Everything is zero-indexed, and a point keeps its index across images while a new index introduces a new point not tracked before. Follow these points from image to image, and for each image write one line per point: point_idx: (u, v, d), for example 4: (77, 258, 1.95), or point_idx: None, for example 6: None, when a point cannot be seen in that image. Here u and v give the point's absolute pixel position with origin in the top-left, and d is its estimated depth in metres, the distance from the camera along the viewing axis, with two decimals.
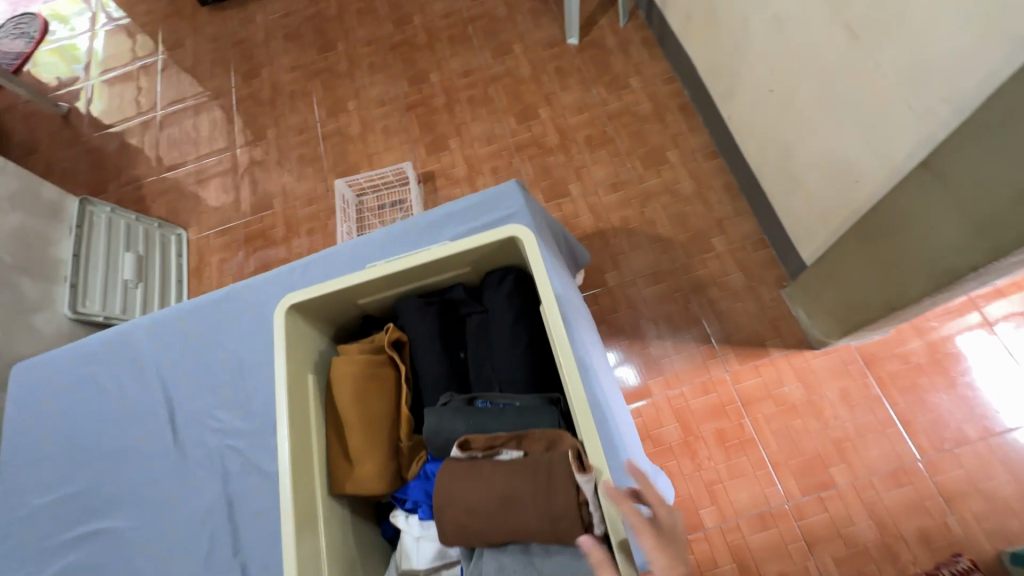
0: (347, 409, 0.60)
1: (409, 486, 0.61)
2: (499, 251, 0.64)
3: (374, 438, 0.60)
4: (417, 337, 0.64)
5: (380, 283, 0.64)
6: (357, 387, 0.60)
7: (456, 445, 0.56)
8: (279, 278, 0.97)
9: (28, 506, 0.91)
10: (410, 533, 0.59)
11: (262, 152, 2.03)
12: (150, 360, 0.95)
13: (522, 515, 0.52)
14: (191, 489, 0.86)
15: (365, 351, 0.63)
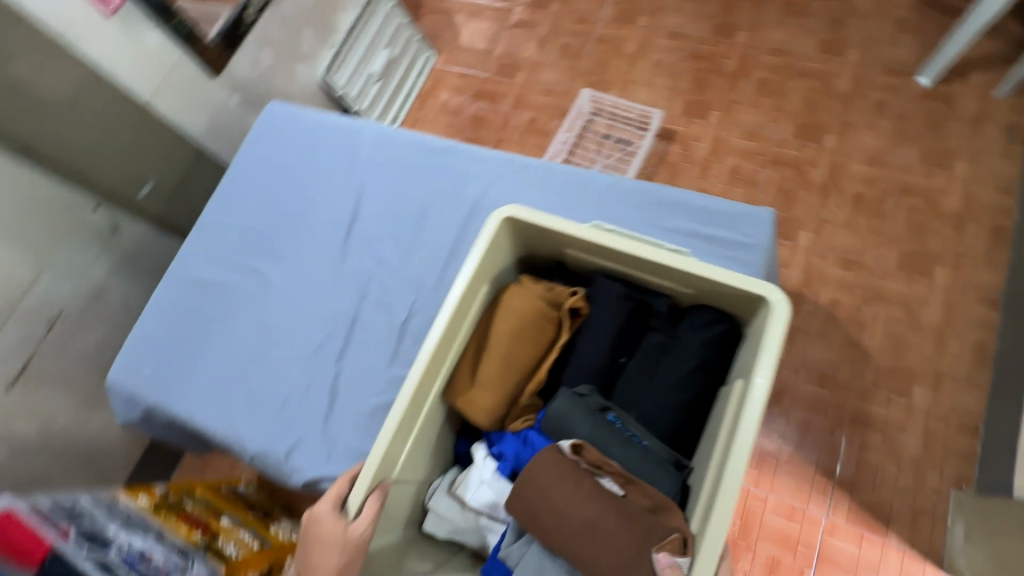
0: (497, 339, 0.59)
1: (504, 436, 0.60)
2: (733, 296, 0.55)
3: (503, 377, 0.59)
4: (595, 318, 0.60)
5: (598, 247, 0.59)
6: (517, 325, 0.59)
7: (568, 442, 0.54)
8: (496, 164, 0.97)
9: (225, 212, 1.07)
10: (479, 470, 0.61)
11: (536, 22, 1.98)
12: (363, 164, 1.04)
13: (593, 551, 0.49)
14: (334, 286, 0.95)
15: (544, 298, 0.60)
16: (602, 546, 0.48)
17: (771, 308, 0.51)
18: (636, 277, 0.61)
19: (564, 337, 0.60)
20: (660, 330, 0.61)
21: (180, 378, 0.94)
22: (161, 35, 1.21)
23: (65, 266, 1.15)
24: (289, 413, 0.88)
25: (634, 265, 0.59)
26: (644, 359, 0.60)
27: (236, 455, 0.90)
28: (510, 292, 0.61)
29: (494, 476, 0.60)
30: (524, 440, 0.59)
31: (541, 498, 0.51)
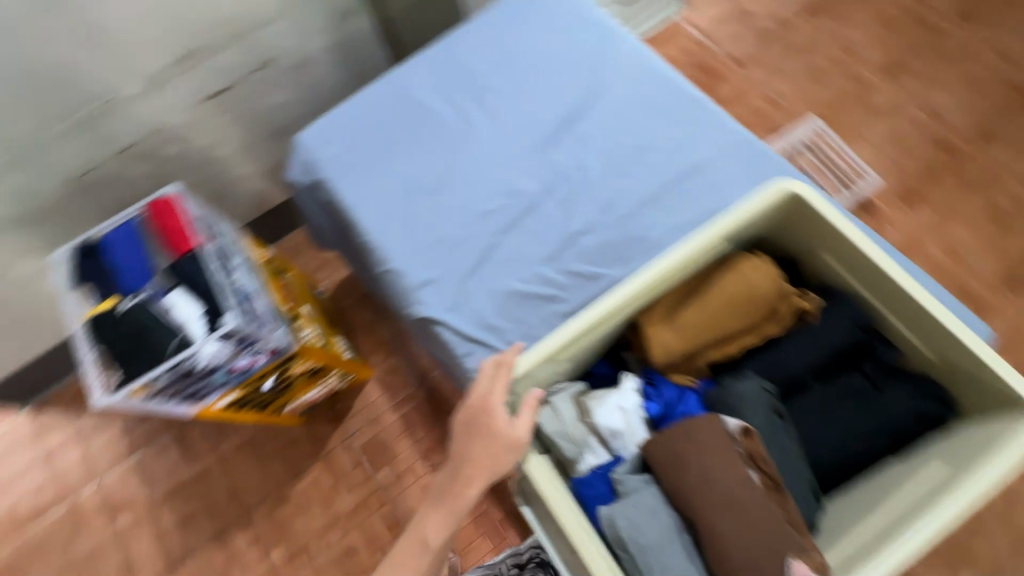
0: (712, 296, 0.59)
1: (662, 383, 0.61)
2: (977, 387, 0.52)
3: (697, 332, 0.59)
4: (814, 329, 0.58)
5: (867, 269, 0.56)
6: (739, 295, 0.58)
7: (737, 422, 0.53)
8: (736, 140, 0.93)
9: (460, 43, 1.06)
10: (620, 397, 0.61)
11: (801, 24, 1.81)
12: (608, 70, 1.00)
13: (721, 528, 0.50)
14: (527, 167, 0.95)
15: (779, 284, 0.58)
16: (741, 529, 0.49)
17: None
18: (872, 314, 0.58)
19: (772, 330, 0.59)
20: (868, 374, 0.58)
21: (357, 169, 0.98)
22: None
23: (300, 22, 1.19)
24: (436, 253, 0.91)
25: (884, 301, 0.56)
26: (834, 392, 0.58)
27: (372, 261, 0.94)
28: (746, 261, 0.60)
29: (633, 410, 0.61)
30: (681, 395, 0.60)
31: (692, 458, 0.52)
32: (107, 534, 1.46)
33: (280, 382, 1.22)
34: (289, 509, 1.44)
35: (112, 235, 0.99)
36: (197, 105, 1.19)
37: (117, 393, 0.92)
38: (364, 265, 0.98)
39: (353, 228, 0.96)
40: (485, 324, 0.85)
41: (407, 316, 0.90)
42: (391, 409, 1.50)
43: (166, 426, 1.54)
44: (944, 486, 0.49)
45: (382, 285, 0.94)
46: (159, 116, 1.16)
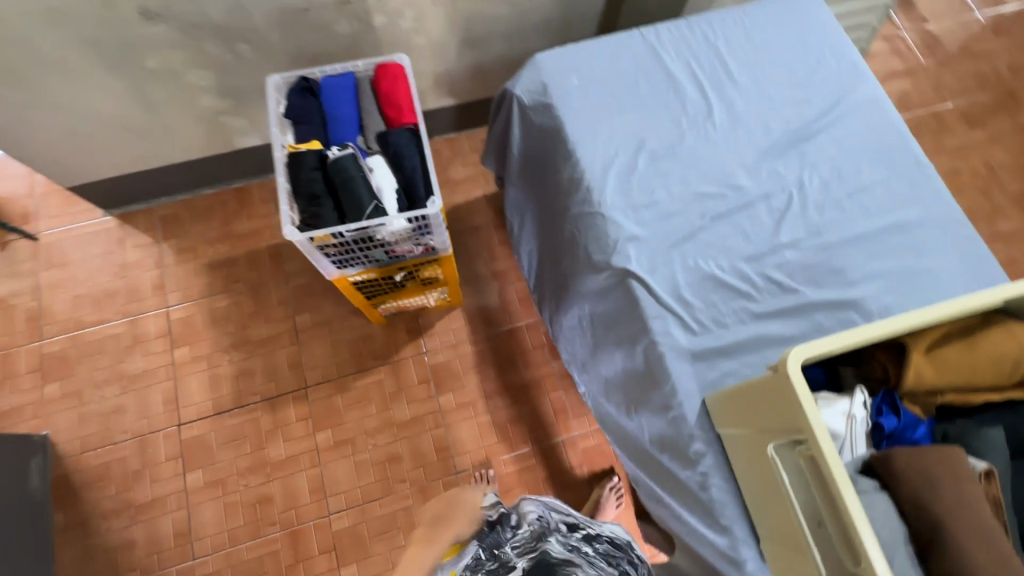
0: (982, 347, 0.62)
1: (898, 407, 0.64)
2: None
3: (954, 375, 0.62)
4: None
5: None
6: (1007, 354, 0.61)
7: (984, 465, 0.57)
8: (949, 213, 0.96)
9: (714, 26, 1.06)
10: (850, 408, 0.64)
11: (953, 131, 1.87)
12: (847, 105, 1.02)
13: (960, 546, 0.53)
14: (751, 167, 0.97)
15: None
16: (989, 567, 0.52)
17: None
18: None
19: (1018, 395, 0.63)
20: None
21: (589, 108, 0.98)
22: None
23: None
24: (647, 214, 0.93)
25: None
26: None
27: (577, 198, 0.96)
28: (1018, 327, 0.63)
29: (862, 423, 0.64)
30: (915, 423, 0.63)
31: (941, 489, 0.55)
32: (164, 362, 1.46)
33: (404, 278, 1.22)
34: (347, 399, 1.45)
35: (334, 81, 0.99)
36: None
37: (302, 232, 0.90)
38: (561, 199, 0.99)
39: (569, 162, 0.97)
40: (679, 295, 0.88)
41: (601, 262, 0.92)
42: (469, 342, 1.51)
43: (247, 280, 1.53)
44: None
45: (579, 224, 0.96)
46: None
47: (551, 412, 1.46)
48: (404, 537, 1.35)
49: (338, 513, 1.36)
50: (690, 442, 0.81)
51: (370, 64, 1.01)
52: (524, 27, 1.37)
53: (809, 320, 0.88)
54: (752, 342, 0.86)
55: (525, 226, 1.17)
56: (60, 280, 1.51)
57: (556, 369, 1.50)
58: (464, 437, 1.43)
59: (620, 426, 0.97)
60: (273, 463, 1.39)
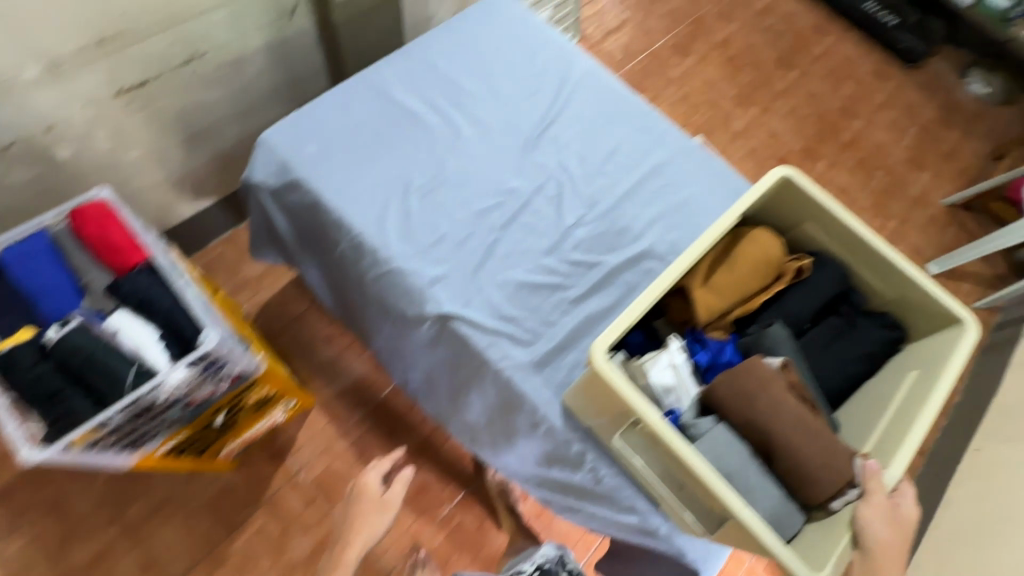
0: (739, 261, 0.70)
1: (704, 339, 0.71)
2: (927, 312, 0.70)
3: (730, 292, 0.70)
4: (812, 283, 0.72)
5: (840, 228, 0.72)
6: (758, 258, 0.71)
7: (778, 361, 0.65)
8: (685, 146, 1.10)
9: (429, 48, 1.07)
10: (670, 357, 0.69)
11: (672, 63, 2.18)
12: (571, 82, 1.10)
13: (791, 440, 0.60)
14: (516, 167, 1.00)
15: (782, 249, 0.72)
16: (817, 451, 0.59)
17: (962, 327, 0.67)
18: (847, 266, 0.75)
19: (781, 286, 0.72)
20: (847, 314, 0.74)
21: (340, 168, 0.93)
22: None
23: (236, 17, 1.09)
24: (440, 250, 0.90)
25: (858, 254, 0.73)
26: (829, 333, 0.72)
27: (366, 263, 0.90)
28: (756, 232, 0.73)
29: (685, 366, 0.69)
30: (722, 346, 0.70)
31: (758, 402, 0.61)
32: None
33: (229, 417, 1.05)
34: (231, 567, 1.23)
35: (17, 248, 0.80)
36: (102, 98, 1.01)
37: (48, 448, 0.72)
38: (351, 268, 0.92)
39: (341, 230, 0.91)
40: (501, 315, 0.87)
41: (415, 316, 0.87)
42: (342, 436, 1.38)
43: (41, 500, 1.22)
44: (928, 387, 0.64)
45: (379, 287, 0.90)
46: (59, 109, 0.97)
47: (455, 460, 1.40)
48: None
49: None
50: (569, 447, 0.82)
51: (64, 213, 0.84)
52: (250, 102, 1.26)
53: (619, 283, 0.94)
54: (581, 328, 0.89)
55: (335, 306, 1.07)
56: None
57: None
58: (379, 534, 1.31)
59: (507, 459, 0.94)
60: None
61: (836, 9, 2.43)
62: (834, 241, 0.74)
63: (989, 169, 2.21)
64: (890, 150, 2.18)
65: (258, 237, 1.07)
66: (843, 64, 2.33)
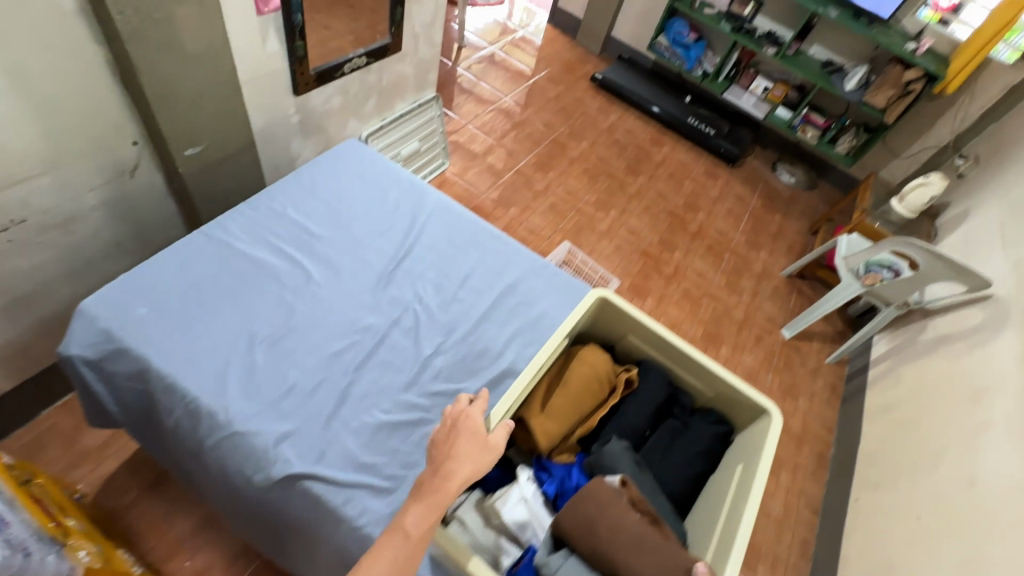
0: (573, 382, 0.78)
1: (551, 466, 0.74)
2: (741, 405, 0.78)
3: (567, 413, 0.76)
4: (642, 392, 0.80)
5: (656, 338, 0.82)
6: (587, 377, 0.78)
7: (617, 478, 0.67)
8: (534, 263, 1.19)
9: (278, 198, 1.10)
10: (522, 490, 0.69)
11: (537, 178, 2.42)
12: (423, 217, 1.18)
13: (632, 563, 0.60)
14: (370, 304, 1.02)
15: (611, 363, 0.81)
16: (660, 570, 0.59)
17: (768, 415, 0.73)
18: (673, 370, 0.83)
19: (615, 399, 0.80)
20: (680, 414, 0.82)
21: (174, 329, 0.88)
22: (282, 46, 1.27)
23: (62, 181, 1.05)
24: (287, 403, 0.86)
25: (677, 359, 0.82)
26: (665, 437, 0.80)
27: (204, 428, 0.83)
28: (586, 350, 0.81)
29: (538, 498, 0.70)
30: (568, 472, 0.73)
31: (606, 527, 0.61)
32: None
33: None
34: None
35: None
36: None
37: None
38: (189, 437, 0.84)
39: (175, 396, 0.84)
40: (360, 463, 0.83)
41: (262, 482, 0.80)
42: None
43: None
44: (746, 483, 0.68)
45: (220, 454, 0.82)
46: None
47: None
48: None
49: None
50: None
51: None
52: (85, 258, 1.18)
53: None
54: None
55: (181, 475, 0.96)
56: None
57: None
58: None
59: None
60: None
61: (666, 125, 2.89)
62: (656, 350, 0.83)
63: (810, 242, 2.62)
64: (731, 234, 2.52)
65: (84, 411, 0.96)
66: (680, 167, 2.74)
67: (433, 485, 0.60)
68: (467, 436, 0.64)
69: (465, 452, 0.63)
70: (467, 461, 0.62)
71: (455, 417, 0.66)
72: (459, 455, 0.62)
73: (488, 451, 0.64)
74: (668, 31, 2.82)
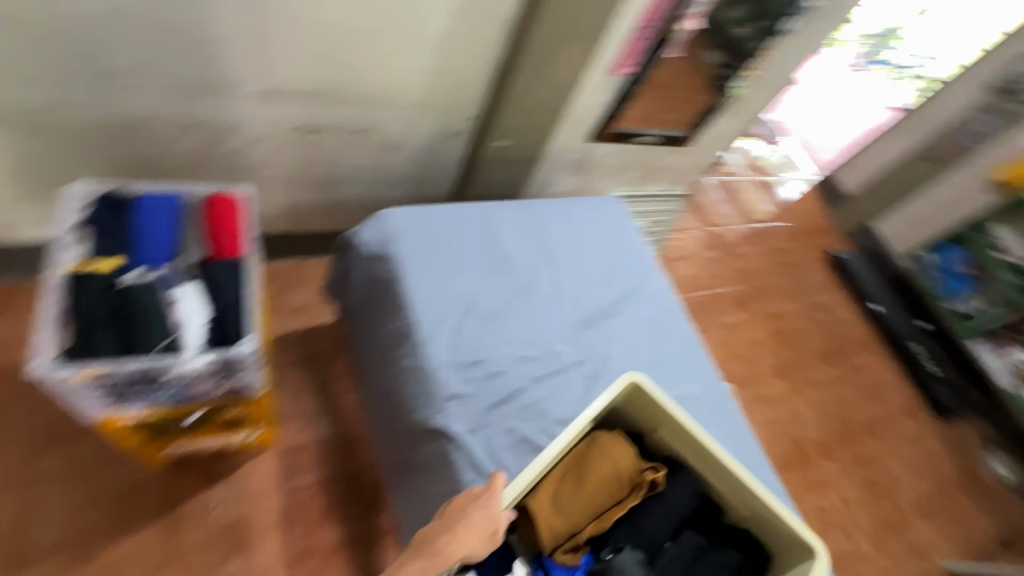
0: (590, 478, 0.88)
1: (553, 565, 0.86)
2: (773, 529, 0.86)
3: (580, 508, 0.87)
4: (665, 495, 0.88)
5: (685, 436, 0.90)
6: (604, 471, 0.88)
7: None
8: (715, 391, 1.16)
9: (542, 211, 1.25)
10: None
11: (724, 311, 2.36)
12: (642, 292, 1.24)
13: None
14: (567, 335, 1.09)
15: (634, 461, 0.89)
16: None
17: (815, 557, 0.80)
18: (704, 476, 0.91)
19: (634, 498, 0.87)
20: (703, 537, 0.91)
21: (428, 265, 1.05)
22: (607, 102, 1.39)
23: (414, 123, 1.34)
24: (471, 372, 0.96)
25: (710, 465, 0.89)
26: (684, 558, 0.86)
27: (407, 350, 0.97)
28: (609, 443, 0.90)
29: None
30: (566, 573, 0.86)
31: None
32: None
33: (201, 418, 1.05)
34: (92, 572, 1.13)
35: (151, 202, 0.91)
36: (282, 129, 1.23)
37: (63, 368, 0.77)
38: (391, 348, 0.99)
39: (401, 312, 0.99)
40: (496, 461, 0.89)
41: (423, 419, 0.91)
42: (278, 491, 1.31)
43: None
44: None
45: (406, 377, 0.95)
46: (258, 121, 1.19)
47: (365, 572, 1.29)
48: None
49: None
50: None
51: (205, 190, 0.97)
52: (380, 179, 1.47)
53: None
54: None
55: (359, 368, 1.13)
56: None
57: (379, 520, 1.35)
58: None
59: None
60: None
61: (883, 332, 2.62)
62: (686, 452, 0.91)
63: (994, 553, 2.14)
64: (901, 485, 2.17)
65: (334, 283, 1.19)
66: (878, 385, 2.44)
67: (439, 544, 0.72)
68: (485, 512, 0.76)
69: (475, 528, 0.74)
70: (473, 536, 0.73)
71: (478, 492, 0.78)
72: (472, 528, 0.74)
73: (492, 537, 0.75)
74: (940, 253, 2.62)
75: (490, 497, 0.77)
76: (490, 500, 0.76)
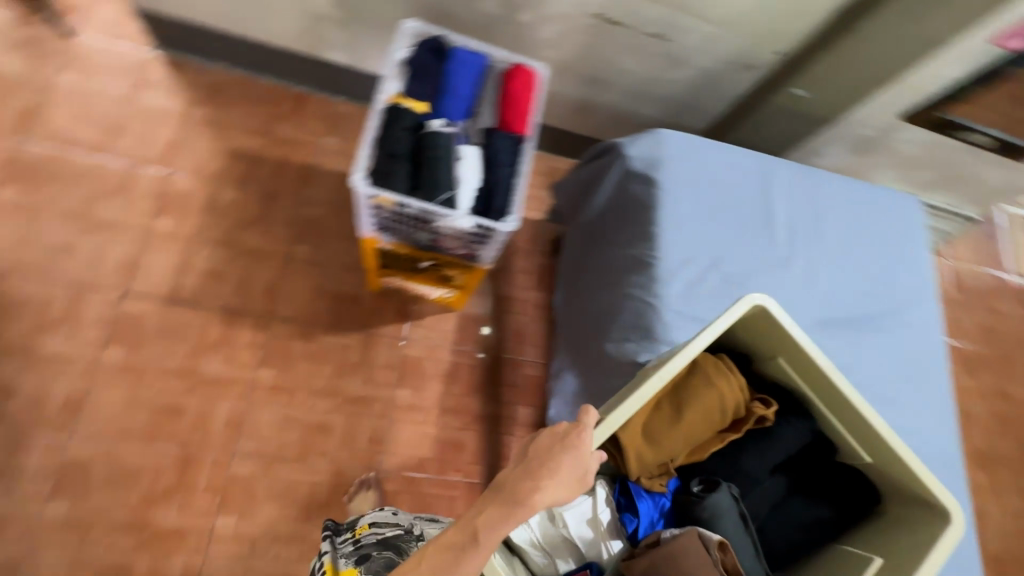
0: (689, 411, 0.79)
1: (638, 500, 0.83)
2: (895, 487, 0.78)
3: (676, 441, 0.80)
4: (774, 432, 0.81)
5: (806, 365, 0.78)
6: (706, 401, 0.79)
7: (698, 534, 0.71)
8: (945, 455, 0.97)
9: (823, 185, 1.07)
10: (598, 508, 0.84)
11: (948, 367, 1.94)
12: (904, 319, 1.04)
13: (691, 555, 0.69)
14: (802, 331, 0.97)
15: (740, 391, 0.80)
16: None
17: (950, 524, 0.71)
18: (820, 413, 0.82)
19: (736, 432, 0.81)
20: (789, 474, 0.87)
21: (686, 201, 0.97)
22: (957, 81, 1.08)
23: (717, 37, 1.19)
24: (693, 327, 0.91)
25: (834, 405, 0.79)
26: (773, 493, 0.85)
27: (637, 281, 0.93)
28: (719, 374, 0.80)
29: (612, 521, 0.84)
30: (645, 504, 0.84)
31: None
32: (138, 225, 1.35)
33: (427, 265, 1.15)
34: (306, 348, 1.36)
35: (463, 55, 0.92)
36: (582, 12, 1.15)
37: (372, 188, 0.83)
38: (622, 272, 0.97)
39: (647, 241, 0.94)
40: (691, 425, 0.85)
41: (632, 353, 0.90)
42: (450, 351, 1.44)
43: (263, 186, 1.45)
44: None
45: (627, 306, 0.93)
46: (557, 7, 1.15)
47: (494, 449, 1.40)
48: (296, 512, 1.25)
49: (242, 458, 1.26)
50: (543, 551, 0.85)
51: (507, 57, 0.96)
52: (646, 92, 1.37)
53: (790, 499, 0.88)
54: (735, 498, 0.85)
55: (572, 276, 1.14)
56: (70, 91, 1.39)
57: (518, 414, 1.44)
58: (401, 439, 1.36)
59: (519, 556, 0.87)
60: (201, 378, 1.28)
61: None
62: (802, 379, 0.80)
63: None
64: None
65: (572, 183, 1.16)
66: None
67: (523, 500, 0.61)
68: (571, 455, 0.64)
69: (564, 471, 0.63)
70: (560, 481, 0.63)
71: (565, 431, 0.65)
72: (558, 472, 0.63)
73: (580, 479, 0.65)
74: None
75: (581, 433, 0.66)
76: (581, 441, 0.64)
